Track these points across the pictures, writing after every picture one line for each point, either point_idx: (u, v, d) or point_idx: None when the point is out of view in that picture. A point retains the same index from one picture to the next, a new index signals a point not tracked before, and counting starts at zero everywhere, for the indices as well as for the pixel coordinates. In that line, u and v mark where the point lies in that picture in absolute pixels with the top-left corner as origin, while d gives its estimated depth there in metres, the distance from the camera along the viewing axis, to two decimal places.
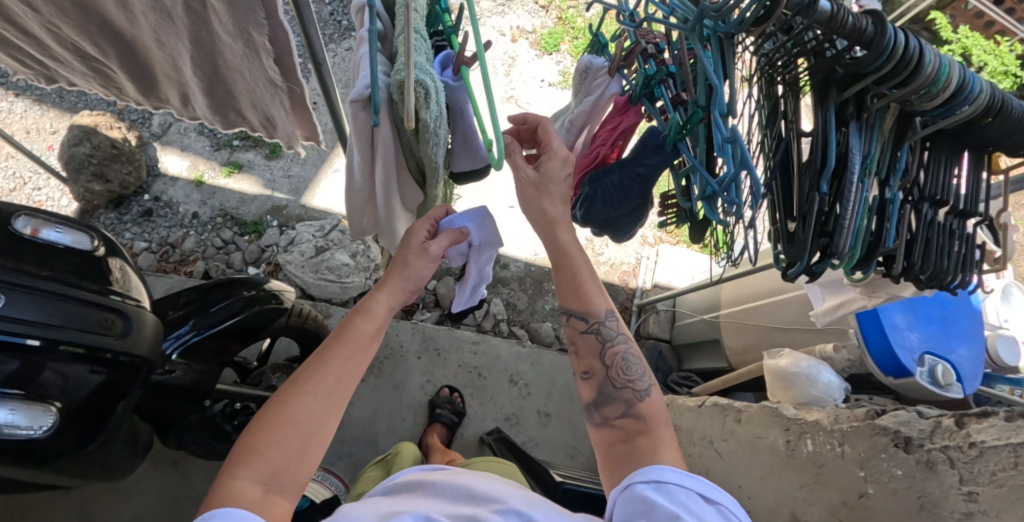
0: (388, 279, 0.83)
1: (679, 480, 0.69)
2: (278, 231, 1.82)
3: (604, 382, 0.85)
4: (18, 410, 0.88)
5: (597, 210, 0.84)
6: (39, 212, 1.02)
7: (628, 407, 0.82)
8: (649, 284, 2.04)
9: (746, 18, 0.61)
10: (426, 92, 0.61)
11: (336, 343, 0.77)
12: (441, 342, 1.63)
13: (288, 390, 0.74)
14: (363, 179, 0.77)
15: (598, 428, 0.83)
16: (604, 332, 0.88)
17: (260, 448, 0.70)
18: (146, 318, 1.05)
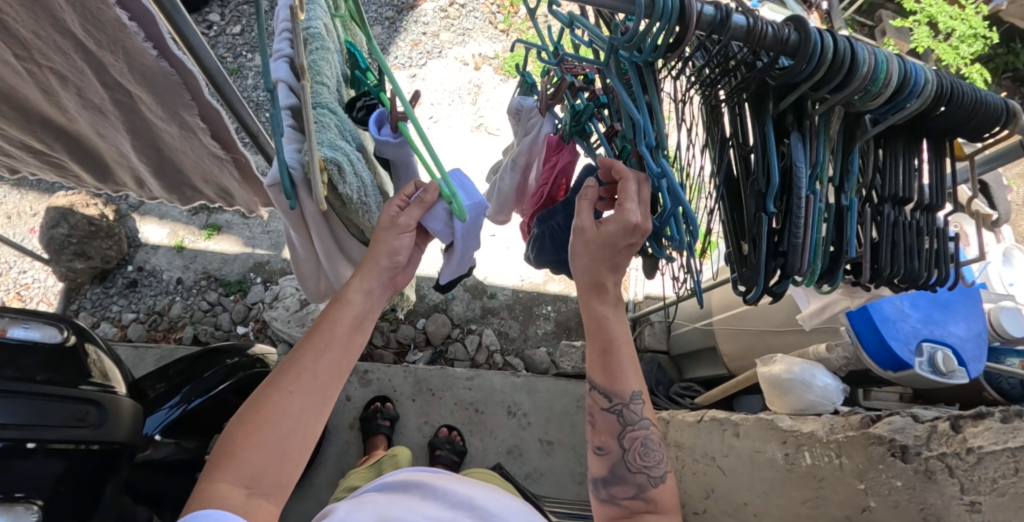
0: (366, 262, 0.76)
1: None
2: (262, 287, 1.83)
3: (618, 463, 0.78)
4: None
5: (549, 248, 0.84)
6: (7, 313, 1.05)
7: (639, 490, 0.77)
8: (641, 296, 2.02)
9: (659, 45, 0.58)
10: (339, 166, 0.68)
11: (313, 339, 0.72)
12: (434, 381, 1.61)
13: (265, 390, 0.70)
14: (304, 249, 0.80)
15: (602, 504, 0.78)
16: (627, 413, 0.79)
17: (238, 450, 0.66)
18: (122, 404, 1.04)
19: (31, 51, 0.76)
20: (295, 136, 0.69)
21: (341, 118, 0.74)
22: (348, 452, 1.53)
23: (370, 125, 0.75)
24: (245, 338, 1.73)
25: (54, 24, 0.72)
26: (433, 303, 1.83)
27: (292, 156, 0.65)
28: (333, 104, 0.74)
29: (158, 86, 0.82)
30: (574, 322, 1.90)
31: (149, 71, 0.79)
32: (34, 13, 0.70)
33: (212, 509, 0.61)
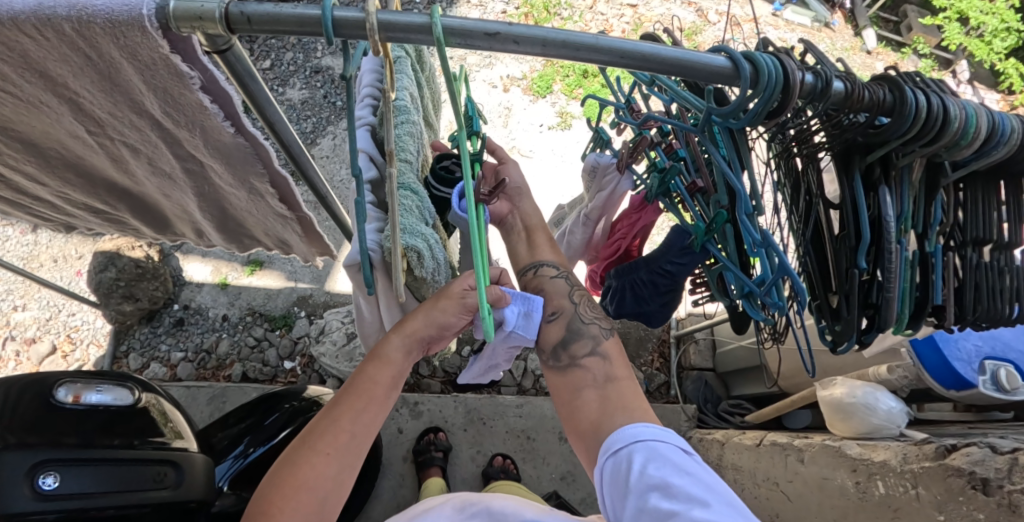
0: (409, 322, 0.77)
1: (656, 436, 0.69)
2: (307, 321, 1.85)
3: (573, 318, 0.83)
4: None
5: (628, 302, 0.85)
6: (75, 376, 1.00)
7: (595, 345, 0.82)
8: (683, 313, 2.02)
9: (758, 112, 0.57)
10: (420, 254, 0.67)
11: (351, 400, 0.74)
12: (485, 411, 1.63)
13: (300, 450, 0.71)
14: (371, 313, 0.87)
15: (566, 370, 0.80)
16: (571, 277, 0.86)
17: (272, 512, 0.67)
18: (196, 460, 1.05)
19: (105, 128, 0.78)
20: (376, 214, 0.70)
21: (422, 199, 0.73)
22: (403, 485, 1.54)
23: (454, 192, 0.75)
24: (293, 373, 1.75)
25: (133, 106, 0.72)
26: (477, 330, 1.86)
27: (370, 240, 0.66)
28: (416, 184, 0.73)
29: (232, 157, 0.84)
30: None
31: (225, 145, 0.80)
32: (113, 97, 0.70)
33: None
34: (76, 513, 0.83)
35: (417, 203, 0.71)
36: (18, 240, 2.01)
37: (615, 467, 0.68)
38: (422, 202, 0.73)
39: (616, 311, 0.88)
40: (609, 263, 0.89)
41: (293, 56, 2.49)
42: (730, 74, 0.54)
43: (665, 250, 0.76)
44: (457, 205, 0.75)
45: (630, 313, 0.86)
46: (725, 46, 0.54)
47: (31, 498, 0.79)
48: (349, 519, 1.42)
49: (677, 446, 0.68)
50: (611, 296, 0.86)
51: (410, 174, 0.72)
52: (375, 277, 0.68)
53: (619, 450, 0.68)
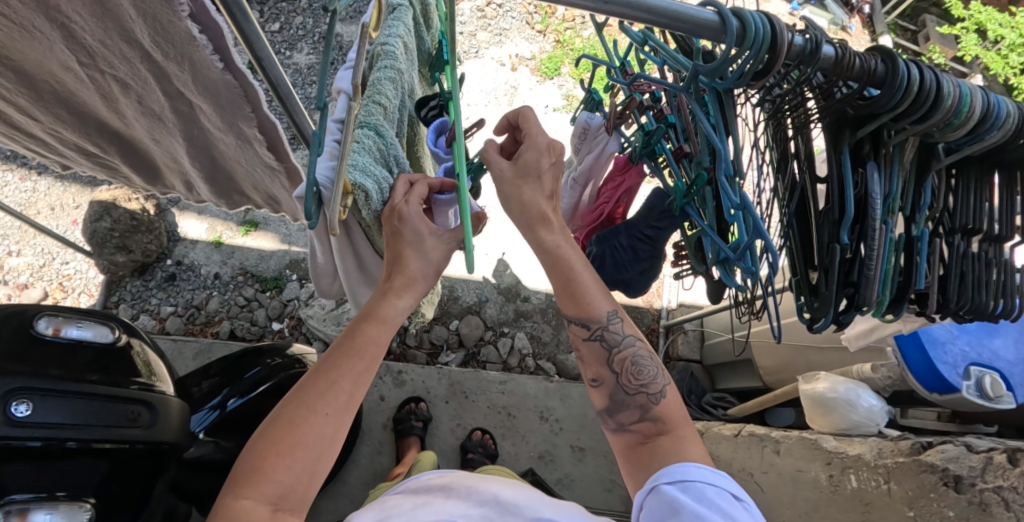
0: (399, 279, 0.74)
1: (707, 478, 0.62)
2: (298, 285, 1.85)
3: (615, 389, 0.75)
4: (56, 511, 0.83)
5: (606, 269, 0.84)
6: (56, 310, 1.00)
7: (644, 412, 0.73)
8: (675, 304, 2.01)
9: (745, 72, 0.56)
10: (366, 194, 0.70)
11: (348, 357, 0.70)
12: (468, 385, 1.63)
13: (296, 408, 0.67)
14: (326, 258, 0.87)
15: (614, 434, 0.75)
16: (609, 337, 0.76)
17: (266, 469, 0.64)
18: (171, 402, 1.02)
19: (96, 61, 0.76)
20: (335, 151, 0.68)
21: (386, 141, 0.75)
22: (381, 452, 1.54)
23: (428, 133, 0.78)
24: (281, 334, 1.76)
25: (123, 35, 0.71)
26: (466, 305, 1.87)
27: (322, 176, 0.64)
28: (382, 125, 0.75)
29: (220, 99, 0.85)
30: None
31: (213, 84, 0.81)
32: (104, 25, 0.69)
33: None
34: (44, 445, 0.82)
35: (378, 144, 0.74)
36: (17, 186, 2.01)
37: (659, 503, 0.61)
38: (381, 145, 0.74)
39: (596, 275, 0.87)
40: (592, 229, 0.89)
41: (302, 21, 2.48)
42: (717, 28, 0.52)
43: (644, 216, 0.77)
44: (429, 139, 0.78)
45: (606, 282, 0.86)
46: (714, 1, 0.52)
47: (3, 424, 0.78)
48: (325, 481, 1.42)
49: (727, 490, 0.62)
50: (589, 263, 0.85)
51: (376, 115, 0.74)
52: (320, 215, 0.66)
53: (664, 489, 0.62)
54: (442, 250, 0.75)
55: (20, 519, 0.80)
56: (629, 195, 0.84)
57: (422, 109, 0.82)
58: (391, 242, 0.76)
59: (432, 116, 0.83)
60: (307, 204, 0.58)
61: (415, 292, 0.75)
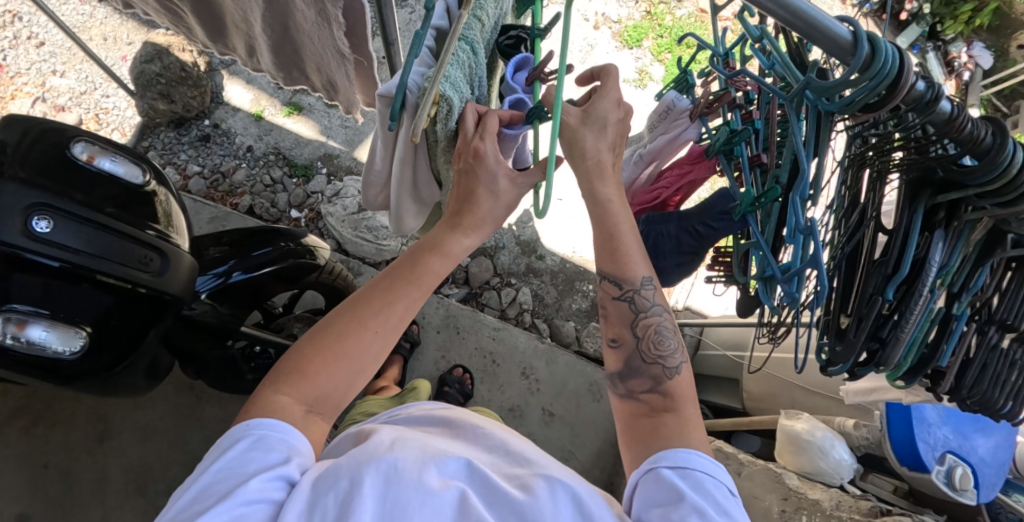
0: (470, 219, 0.73)
1: (707, 470, 0.61)
2: (326, 180, 1.85)
3: (633, 354, 0.75)
4: (52, 330, 0.87)
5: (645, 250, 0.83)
6: (96, 139, 0.99)
7: (656, 384, 0.73)
8: (681, 306, 1.99)
9: (855, 102, 0.53)
10: (450, 108, 0.70)
11: (405, 285, 0.71)
12: (463, 321, 1.65)
13: (347, 321, 0.69)
14: (382, 163, 0.87)
15: (620, 400, 0.74)
16: (640, 301, 0.75)
17: (308, 371, 0.67)
18: (183, 258, 1.02)
19: None
20: (428, 59, 0.68)
21: (478, 60, 0.74)
22: None
23: (509, 64, 0.74)
24: (297, 222, 1.76)
25: None
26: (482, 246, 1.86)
27: (412, 80, 0.66)
28: (478, 42, 0.73)
29: None
30: None
31: None
32: None
33: (274, 417, 0.62)
34: (53, 263, 0.83)
35: (471, 61, 0.73)
36: (75, 7, 1.98)
37: (653, 489, 0.60)
38: (474, 63, 0.74)
39: None
40: (642, 209, 0.86)
41: None
42: (846, 48, 0.49)
43: (703, 211, 0.76)
44: (510, 74, 0.74)
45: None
46: (853, 17, 0.48)
47: (22, 234, 0.80)
48: None
49: (725, 485, 0.61)
50: None
51: (476, 30, 0.72)
52: (401, 116, 0.69)
53: (663, 473, 0.61)
54: (505, 203, 0.74)
55: (18, 329, 0.84)
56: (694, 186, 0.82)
57: (500, 40, 0.80)
58: (459, 176, 0.73)
59: (509, 46, 0.80)
60: (395, 103, 0.60)
61: (482, 233, 0.74)
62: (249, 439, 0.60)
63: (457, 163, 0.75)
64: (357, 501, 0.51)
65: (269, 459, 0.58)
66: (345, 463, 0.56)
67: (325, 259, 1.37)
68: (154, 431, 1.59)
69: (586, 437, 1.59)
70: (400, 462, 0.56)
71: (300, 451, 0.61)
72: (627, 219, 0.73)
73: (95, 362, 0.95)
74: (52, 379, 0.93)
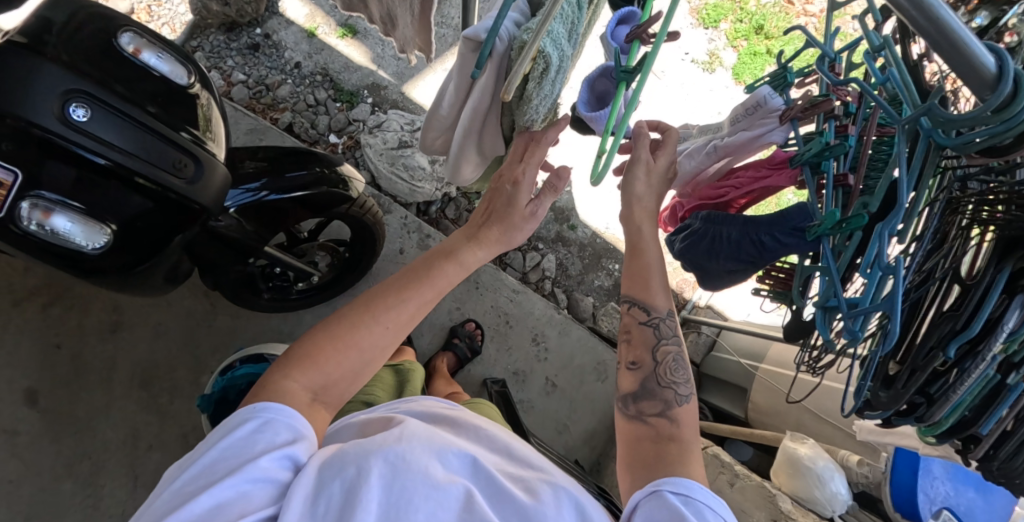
0: (489, 233, 0.80)
1: (710, 503, 0.61)
2: (369, 109, 1.80)
3: (649, 376, 0.77)
4: (76, 224, 0.86)
5: (699, 249, 0.77)
6: (145, 31, 0.97)
7: (666, 408, 0.75)
8: (704, 303, 1.90)
9: (977, 141, 0.47)
10: (545, 67, 0.65)
11: (418, 284, 0.76)
12: (483, 277, 1.61)
13: (361, 314, 0.74)
14: (450, 108, 0.80)
15: (628, 420, 0.76)
16: (664, 328, 0.79)
17: (318, 358, 0.72)
18: (218, 171, 0.98)
19: None
20: (522, 8, 0.67)
21: (579, 15, 0.68)
22: None
23: (611, 19, 0.65)
24: (334, 148, 1.73)
25: None
26: None
27: (505, 27, 0.65)
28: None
29: None
30: None
31: None
32: None
33: (280, 401, 0.66)
34: (84, 152, 0.82)
35: (574, 15, 0.67)
36: None
37: (654, 512, 0.60)
38: (574, 17, 0.68)
39: (681, 253, 0.80)
40: (703, 205, 0.81)
41: None
42: (989, 82, 0.42)
43: (774, 222, 0.68)
44: (611, 30, 0.66)
45: (693, 266, 0.79)
46: (1003, 48, 0.41)
47: (57, 119, 0.79)
48: (319, 300, 1.46)
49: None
50: (687, 236, 0.77)
51: None
52: (486, 64, 0.67)
53: (667, 498, 0.61)
54: (527, 225, 0.81)
55: (43, 217, 0.84)
56: (771, 190, 0.75)
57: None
58: (489, 192, 0.81)
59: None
60: (481, 53, 0.57)
61: (496, 248, 0.81)
62: (256, 421, 0.63)
63: (491, 182, 0.82)
64: (365, 490, 0.55)
65: (277, 440, 0.61)
66: (350, 452, 0.60)
67: (358, 193, 1.30)
68: (165, 332, 1.66)
69: (583, 413, 1.59)
70: (407, 454, 0.60)
71: (304, 437, 0.64)
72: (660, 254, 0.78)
73: (123, 258, 0.94)
74: (75, 270, 0.93)
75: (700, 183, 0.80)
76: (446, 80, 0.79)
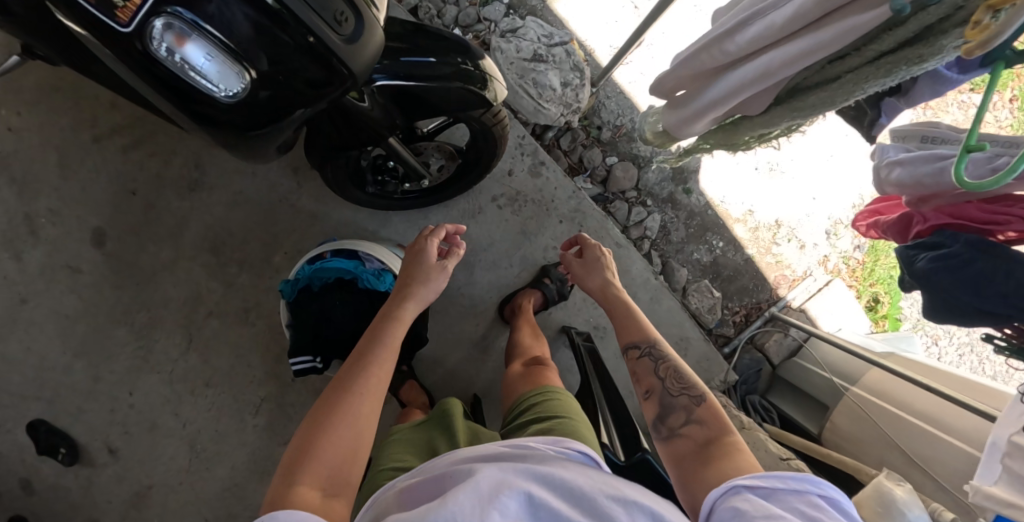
0: (414, 292, 1.02)
1: (789, 486, 0.70)
2: (502, 11, 1.62)
3: (662, 395, 0.97)
4: (214, 61, 0.74)
5: (954, 269, 0.90)
6: None
7: (688, 413, 0.93)
8: (796, 305, 1.75)
9: None
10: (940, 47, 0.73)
11: (372, 349, 0.90)
12: (590, 222, 1.46)
13: (337, 392, 0.82)
14: (738, 53, 0.89)
15: (667, 440, 0.92)
16: (655, 356, 1.03)
17: (315, 445, 0.76)
18: (375, 33, 0.85)
19: None
20: None
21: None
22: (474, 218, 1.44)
23: None
24: None
25: None
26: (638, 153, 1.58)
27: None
28: None
29: None
30: (729, 272, 1.71)
31: None
32: None
33: (295, 504, 0.67)
34: None
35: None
36: None
37: (740, 505, 0.70)
38: None
39: (919, 271, 0.95)
40: (967, 225, 0.91)
41: None
42: None
43: None
44: None
45: (931, 289, 0.95)
46: None
47: None
48: (417, 206, 1.36)
49: (808, 493, 0.69)
50: (947, 258, 0.91)
51: None
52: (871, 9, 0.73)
53: (740, 490, 0.73)
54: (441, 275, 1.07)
55: (175, 42, 0.71)
56: None
57: None
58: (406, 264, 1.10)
59: None
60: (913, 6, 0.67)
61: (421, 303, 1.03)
62: None
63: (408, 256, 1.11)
64: None
65: None
66: None
67: (496, 98, 1.10)
68: (243, 199, 1.55)
69: None
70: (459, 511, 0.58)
71: None
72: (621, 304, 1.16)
73: (264, 114, 0.83)
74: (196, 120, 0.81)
75: (963, 203, 0.92)
76: (751, 23, 0.86)
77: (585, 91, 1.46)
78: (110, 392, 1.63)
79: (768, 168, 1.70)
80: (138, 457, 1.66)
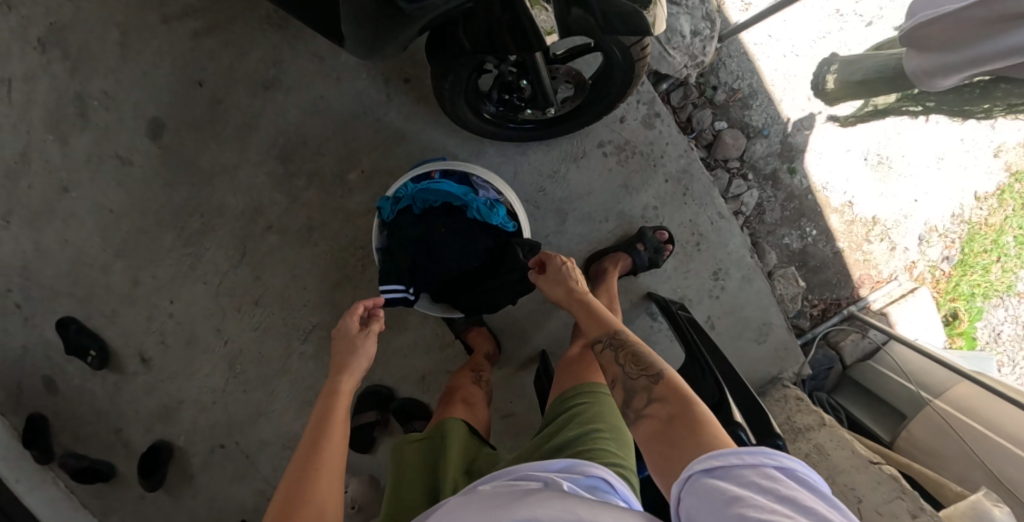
0: (347, 365, 0.98)
1: (741, 459, 0.60)
2: None
3: (623, 381, 0.85)
4: None
5: None
6: None
7: (649, 392, 0.80)
8: (878, 307, 1.65)
9: None
10: None
11: (320, 427, 0.85)
12: (695, 187, 1.37)
13: (298, 474, 0.77)
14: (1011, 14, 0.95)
15: (636, 426, 0.79)
16: (615, 341, 0.91)
17: None
18: None
19: None
20: None
21: None
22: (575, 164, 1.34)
23: None
24: None
25: None
26: (749, 122, 1.48)
27: None
28: None
29: None
30: (815, 263, 1.62)
31: None
32: None
33: None
34: None
35: None
36: None
37: (700, 491, 0.60)
38: None
39: None
40: None
41: None
42: None
43: None
44: None
45: None
46: None
47: None
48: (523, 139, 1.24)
49: (763, 465, 0.59)
50: None
51: None
52: None
53: (695, 477, 0.62)
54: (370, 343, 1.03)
55: None
56: None
57: None
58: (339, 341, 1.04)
59: None
60: None
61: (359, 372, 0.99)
62: None
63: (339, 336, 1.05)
64: None
65: None
66: None
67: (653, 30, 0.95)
68: (324, 107, 1.42)
69: None
70: None
71: None
72: (581, 302, 1.03)
73: None
74: None
75: None
76: None
77: (714, 44, 1.34)
78: (149, 298, 1.52)
79: (877, 160, 1.60)
80: (172, 370, 1.56)
